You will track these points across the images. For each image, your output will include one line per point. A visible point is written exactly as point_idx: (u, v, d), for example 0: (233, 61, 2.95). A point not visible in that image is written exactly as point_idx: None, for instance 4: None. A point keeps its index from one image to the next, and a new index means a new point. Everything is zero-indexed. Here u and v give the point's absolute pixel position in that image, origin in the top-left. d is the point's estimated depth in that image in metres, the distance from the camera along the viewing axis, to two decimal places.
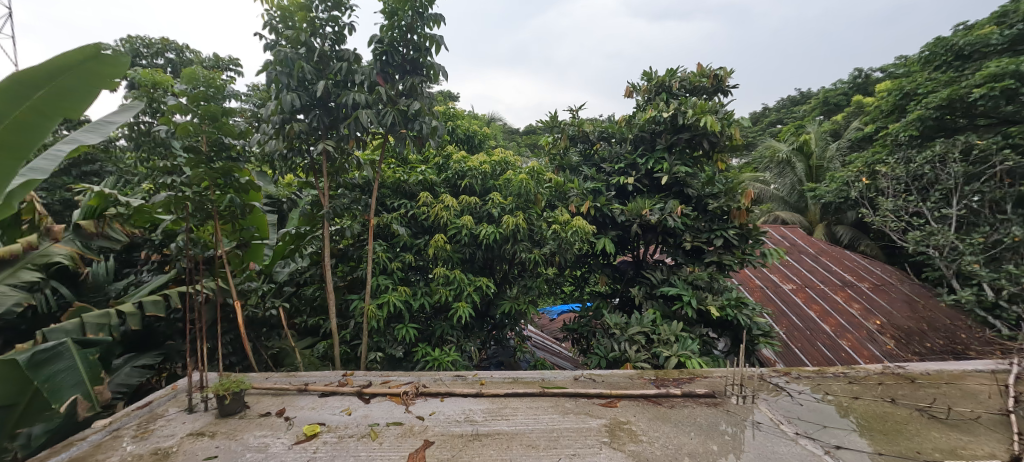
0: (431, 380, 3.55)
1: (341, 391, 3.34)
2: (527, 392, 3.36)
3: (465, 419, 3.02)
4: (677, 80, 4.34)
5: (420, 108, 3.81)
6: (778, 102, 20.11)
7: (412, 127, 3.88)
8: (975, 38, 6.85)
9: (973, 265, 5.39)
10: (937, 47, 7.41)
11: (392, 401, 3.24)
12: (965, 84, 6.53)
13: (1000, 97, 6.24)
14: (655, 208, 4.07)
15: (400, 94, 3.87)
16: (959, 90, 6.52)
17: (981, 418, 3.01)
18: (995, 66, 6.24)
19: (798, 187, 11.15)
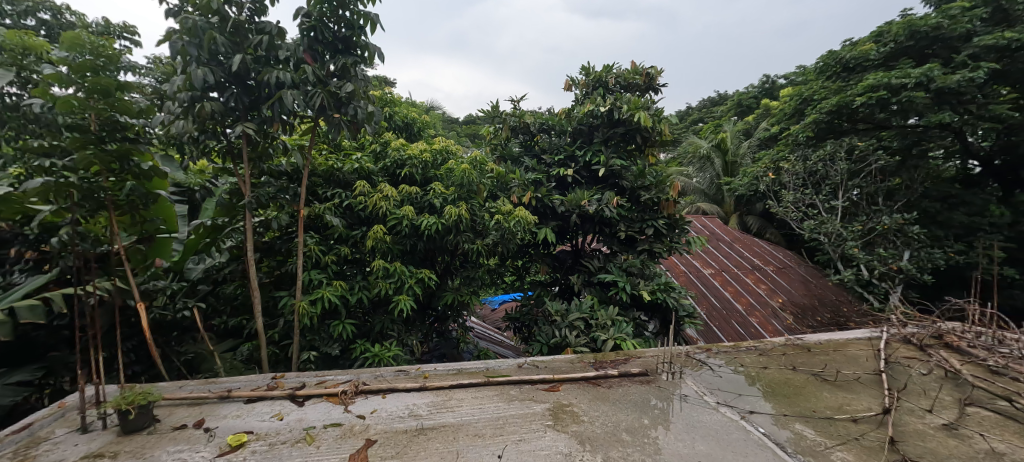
0: (372, 376, 3.41)
1: (271, 395, 3.10)
2: (472, 382, 3.36)
3: (409, 414, 2.95)
4: (612, 76, 4.56)
5: (354, 90, 3.60)
6: (700, 102, 21.93)
7: (346, 111, 3.65)
8: (858, 53, 7.90)
9: (853, 249, 6.32)
10: (829, 59, 8.43)
11: (329, 402, 3.08)
12: (850, 92, 7.47)
13: (875, 105, 7.22)
14: (593, 199, 4.20)
15: (333, 75, 3.65)
16: (845, 98, 7.49)
17: (860, 378, 3.57)
18: (873, 78, 7.18)
19: (717, 181, 12.30)
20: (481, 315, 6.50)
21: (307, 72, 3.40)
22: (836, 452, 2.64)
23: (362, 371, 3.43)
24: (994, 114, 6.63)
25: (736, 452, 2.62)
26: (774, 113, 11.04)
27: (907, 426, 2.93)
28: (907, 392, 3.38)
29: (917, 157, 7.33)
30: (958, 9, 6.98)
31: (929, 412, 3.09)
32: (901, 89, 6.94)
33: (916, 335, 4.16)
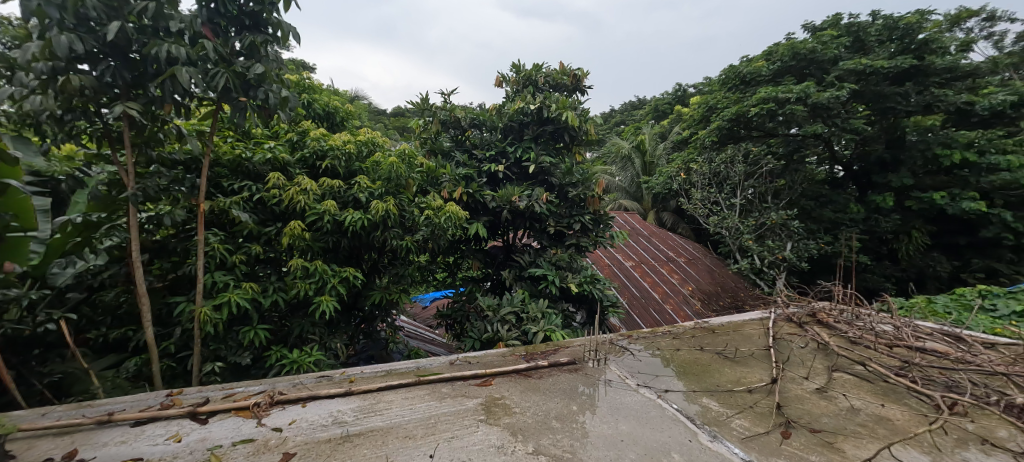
0: (290, 385, 3.11)
1: (166, 415, 2.70)
2: (402, 382, 3.23)
3: (333, 421, 2.74)
4: (541, 75, 4.69)
5: (264, 72, 3.19)
6: (622, 106, 23.49)
7: (254, 95, 3.23)
8: (752, 69, 8.99)
9: (748, 241, 7.30)
10: (730, 72, 9.50)
11: (238, 417, 2.76)
12: (747, 103, 8.46)
13: (766, 116, 8.22)
14: (524, 195, 4.26)
15: (237, 54, 3.23)
16: (742, 108, 8.49)
17: (752, 354, 4.08)
18: (764, 92, 8.19)
19: (637, 180, 13.15)
20: (412, 314, 6.29)
21: (206, 48, 2.94)
22: (735, 419, 2.98)
23: (278, 379, 3.12)
24: (852, 127, 7.88)
25: (654, 428, 2.82)
26: (686, 119, 12.08)
27: (790, 392, 3.40)
28: (790, 363, 3.92)
29: (797, 162, 8.60)
30: (828, 37, 8.15)
31: (806, 379, 3.62)
32: (785, 102, 8.01)
33: (796, 315, 4.84)
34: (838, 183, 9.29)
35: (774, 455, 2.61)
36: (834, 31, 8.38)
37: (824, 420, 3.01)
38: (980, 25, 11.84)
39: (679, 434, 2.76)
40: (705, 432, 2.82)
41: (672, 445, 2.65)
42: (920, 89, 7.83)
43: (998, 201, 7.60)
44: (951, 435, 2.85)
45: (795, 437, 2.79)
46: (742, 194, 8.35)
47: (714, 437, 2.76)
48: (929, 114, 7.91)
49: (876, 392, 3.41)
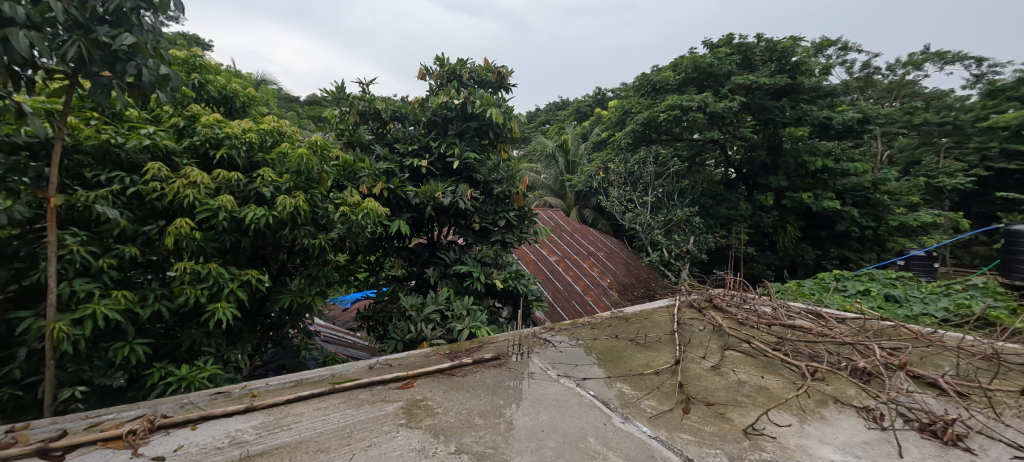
0: (177, 405, 2.70)
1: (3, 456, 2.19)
2: (313, 390, 2.99)
3: (230, 442, 2.42)
4: (466, 70, 4.63)
5: (136, 43, 2.59)
6: (546, 107, 24.29)
7: (123, 71, 2.62)
8: (661, 78, 9.71)
9: (658, 236, 8.16)
10: (643, 80, 10.18)
11: (107, 448, 2.32)
12: (657, 109, 9.13)
13: (673, 121, 8.92)
14: (448, 191, 4.16)
15: (100, 21, 2.57)
16: (653, 114, 9.14)
17: (661, 339, 4.38)
18: (672, 99, 8.87)
19: (561, 177, 13.55)
20: (331, 317, 5.91)
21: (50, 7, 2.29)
22: (644, 400, 3.17)
23: (161, 401, 2.70)
24: (743, 135, 8.83)
25: (572, 415, 2.90)
26: (605, 120, 12.69)
27: (690, 372, 3.69)
28: (690, 345, 4.28)
29: (699, 164, 9.52)
30: (723, 53, 9.01)
31: (703, 358, 3.97)
32: (689, 109, 8.79)
33: (696, 300, 5.31)
34: (731, 184, 10.34)
35: (678, 429, 2.80)
36: (727, 48, 9.27)
37: (719, 394, 3.31)
38: (836, 52, 13.89)
39: (595, 419, 2.87)
40: (618, 414, 2.95)
41: (589, 430, 2.73)
42: (794, 104, 8.96)
43: (849, 200, 9.08)
44: (813, 397, 3.28)
45: (694, 411, 3.03)
46: (654, 193, 9.03)
47: (626, 419, 2.90)
48: (800, 126, 9.10)
49: (757, 365, 3.84)
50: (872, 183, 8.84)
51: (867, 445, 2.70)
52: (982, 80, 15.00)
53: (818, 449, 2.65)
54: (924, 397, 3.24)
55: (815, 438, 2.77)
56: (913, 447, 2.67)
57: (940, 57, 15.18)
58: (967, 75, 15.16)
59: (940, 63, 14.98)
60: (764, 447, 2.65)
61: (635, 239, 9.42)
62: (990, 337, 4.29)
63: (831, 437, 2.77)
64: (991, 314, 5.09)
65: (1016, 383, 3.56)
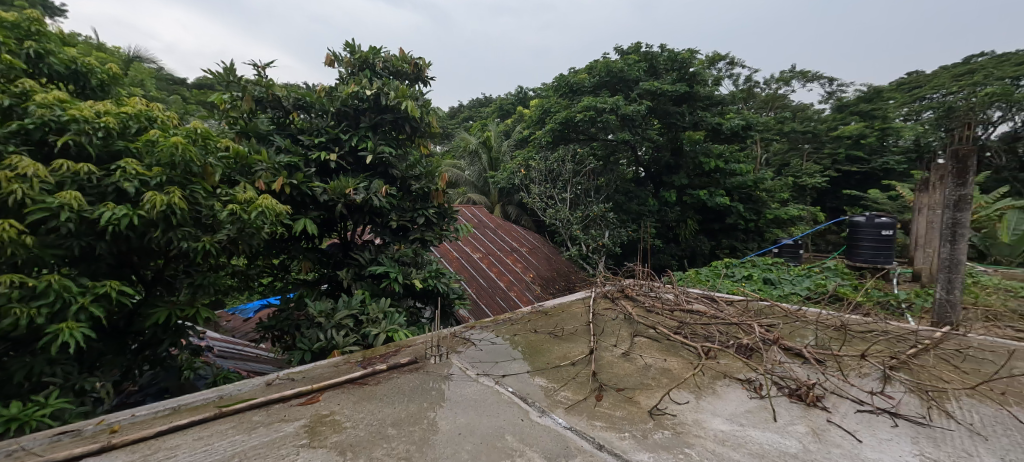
0: (3, 454, 2.19)
1: None
2: (194, 416, 2.62)
3: None
4: (379, 59, 4.37)
5: None
6: (469, 103, 24.20)
7: None
8: (577, 80, 10.05)
9: (577, 231, 8.62)
10: (560, 81, 10.45)
11: None
12: (574, 110, 9.44)
13: (588, 121, 9.29)
14: (360, 188, 3.88)
15: None
16: (571, 114, 9.43)
17: (577, 330, 4.50)
18: (588, 101, 9.23)
19: (484, 174, 13.49)
20: (227, 328, 5.27)
21: None
22: (561, 392, 3.20)
23: None
24: (650, 137, 9.42)
25: (490, 414, 2.84)
26: (526, 118, 12.83)
27: (603, 360, 3.82)
28: (604, 334, 4.44)
29: (613, 163, 9.99)
30: (632, 60, 9.55)
31: (614, 346, 4.13)
32: (602, 111, 9.19)
33: (610, 291, 5.55)
34: (640, 182, 10.83)
35: (592, 417, 2.86)
36: (635, 55, 9.84)
37: (629, 379, 3.45)
38: (725, 66, 15.41)
39: (513, 416, 2.84)
40: (535, 409, 2.94)
41: (505, 428, 2.69)
42: (692, 110, 9.79)
43: (737, 197, 10.12)
44: (707, 375, 3.55)
45: (606, 398, 3.12)
46: (572, 190, 9.35)
47: (542, 413, 2.90)
48: (697, 130, 9.93)
49: (661, 349, 4.08)
50: (754, 182, 9.96)
51: (750, 413, 2.96)
52: (833, 97, 17.63)
53: (710, 422, 2.85)
54: (794, 367, 3.65)
55: (708, 412, 2.98)
56: (784, 411, 2.99)
57: (804, 75, 17.51)
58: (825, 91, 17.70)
59: (805, 81, 17.32)
60: (665, 425, 2.79)
61: (556, 234, 9.68)
62: (842, 311, 4.98)
63: (722, 410, 3.00)
64: (842, 293, 5.88)
65: (861, 348, 4.16)
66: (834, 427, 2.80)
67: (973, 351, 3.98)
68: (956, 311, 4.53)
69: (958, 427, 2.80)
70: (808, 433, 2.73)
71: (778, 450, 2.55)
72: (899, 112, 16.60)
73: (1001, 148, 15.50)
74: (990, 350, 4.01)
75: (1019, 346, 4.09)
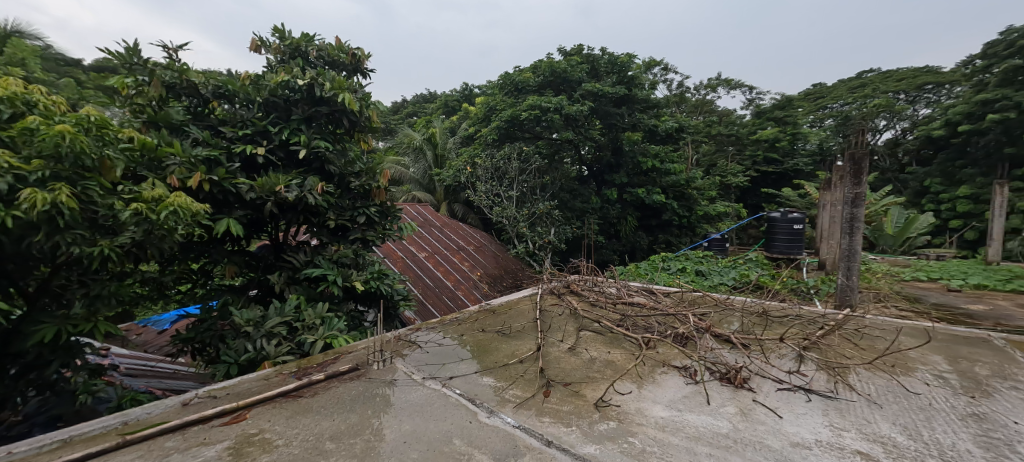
0: None
1: None
2: (92, 447, 2.28)
3: None
4: (313, 47, 4.09)
5: None
6: (413, 99, 23.66)
7: None
8: (522, 78, 10.07)
9: (523, 228, 8.68)
10: (506, 78, 10.43)
11: None
12: (519, 108, 9.45)
13: (534, 120, 9.34)
14: (293, 185, 3.59)
15: None
16: (516, 112, 9.43)
17: (525, 327, 4.47)
18: (533, 100, 9.27)
19: (429, 172, 13.12)
20: (139, 342, 4.72)
21: None
22: (509, 390, 3.15)
23: None
24: (593, 136, 9.63)
25: (436, 419, 2.73)
26: (471, 116, 12.69)
27: (550, 355, 3.82)
28: (551, 330, 4.45)
29: (558, 162, 10.12)
30: (575, 61, 9.72)
31: (561, 341, 4.14)
32: (547, 110, 9.28)
33: (556, 287, 5.58)
34: (583, 180, 11.03)
35: (541, 414, 2.83)
36: (578, 57, 10.02)
37: (575, 373, 3.46)
38: (660, 71, 16.13)
39: (460, 418, 2.74)
40: (483, 409, 2.86)
41: (453, 432, 2.59)
42: (631, 112, 10.15)
43: (672, 195, 10.64)
44: (648, 364, 3.65)
45: (554, 394, 3.11)
46: (518, 188, 9.38)
47: (491, 413, 2.82)
48: (636, 131, 10.28)
49: (605, 341, 4.15)
50: (686, 181, 10.52)
51: (687, 398, 3.06)
52: (754, 104, 19.06)
53: (651, 410, 2.92)
54: (723, 353, 3.83)
55: (649, 400, 3.04)
56: (716, 395, 3.12)
57: (728, 83, 18.76)
58: (748, 97, 19.07)
59: (730, 88, 18.56)
60: (610, 416, 2.81)
61: (503, 232, 9.66)
62: (764, 299, 5.35)
63: (661, 397, 3.09)
64: (762, 284, 6.33)
65: (780, 332, 4.46)
66: (760, 406, 2.97)
67: (870, 330, 4.43)
68: (853, 295, 5.02)
69: (858, 399, 3.04)
70: (737, 413, 2.87)
71: (712, 432, 2.65)
72: (807, 119, 18.33)
73: (885, 151, 17.86)
74: (882, 329, 4.48)
75: (904, 325, 4.59)
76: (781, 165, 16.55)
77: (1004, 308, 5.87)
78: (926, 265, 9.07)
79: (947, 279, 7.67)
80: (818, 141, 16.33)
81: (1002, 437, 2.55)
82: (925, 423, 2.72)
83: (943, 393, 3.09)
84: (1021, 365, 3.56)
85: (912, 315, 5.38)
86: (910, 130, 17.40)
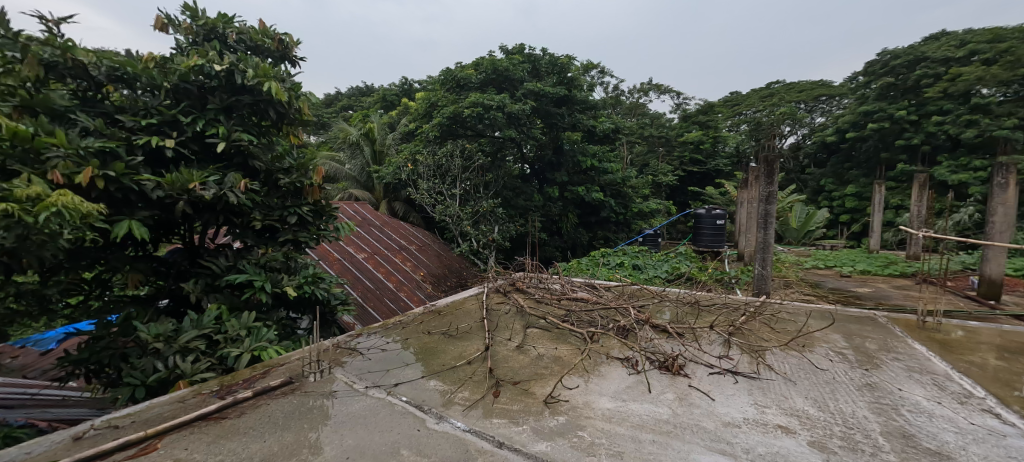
0: None
1: None
2: None
3: None
4: (232, 29, 3.70)
5: None
6: (347, 93, 22.66)
7: None
8: (465, 74, 9.88)
9: (467, 227, 8.54)
10: (447, 74, 10.20)
11: None
12: (462, 105, 9.27)
13: (476, 117, 9.21)
14: (210, 182, 3.21)
15: None
16: (459, 108, 9.24)
17: (471, 328, 4.35)
18: (475, 97, 9.12)
19: (367, 168, 12.63)
20: (16, 365, 4.03)
21: None
22: (458, 393, 3.01)
23: None
24: (536, 135, 9.66)
25: (382, 430, 2.54)
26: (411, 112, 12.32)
27: (498, 354, 3.72)
28: (498, 329, 4.35)
29: (501, 160, 10.06)
30: (518, 60, 9.71)
31: (509, 340, 4.06)
32: (490, 108, 9.19)
33: (501, 285, 5.50)
34: (525, 177, 10.82)
35: (491, 415, 2.72)
36: (520, 55, 10.01)
37: (524, 371, 3.39)
38: (597, 74, 16.56)
39: (408, 427, 2.57)
40: (432, 415, 2.71)
41: (401, 442, 2.42)
42: (571, 112, 10.29)
43: (610, 193, 10.96)
44: (592, 357, 3.67)
45: (504, 393, 3.01)
46: (461, 186, 9.21)
47: (440, 418, 2.68)
48: (576, 130, 10.45)
49: (552, 337, 4.13)
50: (622, 180, 10.89)
51: (631, 389, 3.09)
52: (681, 108, 20.22)
53: (598, 402, 2.91)
54: (660, 342, 3.93)
55: (596, 393, 3.04)
56: (657, 383, 3.18)
57: (660, 87, 19.71)
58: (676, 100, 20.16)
59: (660, 92, 19.54)
60: (560, 411, 2.76)
61: (446, 230, 9.44)
62: (694, 290, 5.60)
63: (607, 389, 3.09)
64: (693, 276, 6.67)
65: (709, 320, 4.68)
66: (695, 390, 3.06)
67: (782, 315, 4.77)
68: (768, 283, 5.37)
69: (776, 377, 3.23)
70: (675, 399, 2.94)
71: (655, 419, 2.68)
72: (727, 122, 19.73)
73: (789, 154, 19.71)
74: (792, 313, 4.85)
75: (811, 308, 4.99)
76: (705, 165, 17.66)
77: (883, 289, 6.63)
78: (824, 254, 10.05)
79: (839, 266, 8.54)
80: (736, 144, 17.66)
81: (890, 402, 2.81)
82: (831, 395, 2.92)
83: (842, 367, 3.36)
84: (899, 338, 3.98)
85: (814, 299, 5.92)
86: (808, 136, 19.13)
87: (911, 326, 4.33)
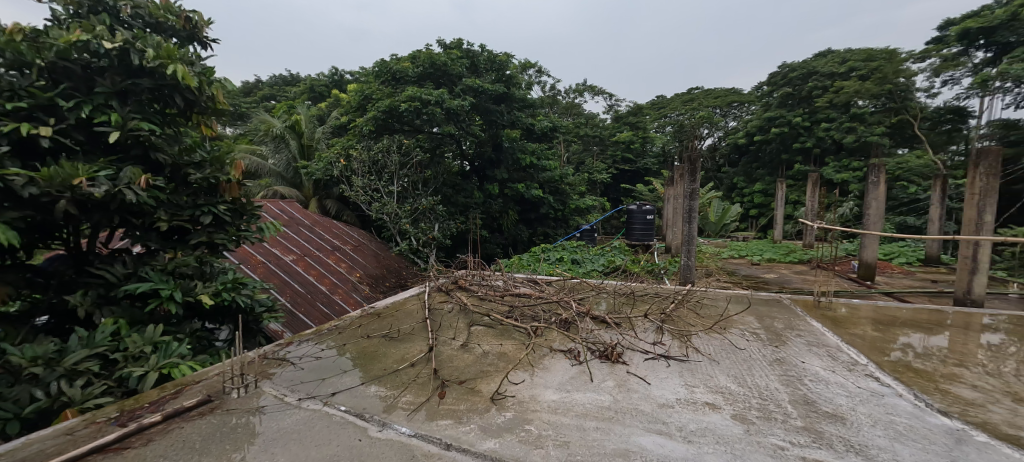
0: None
1: None
2: None
3: None
4: (127, 2, 3.24)
5: None
6: (271, 83, 21.13)
7: None
8: (400, 67, 9.53)
9: (405, 225, 8.24)
10: (381, 66, 9.78)
11: None
12: (397, 98, 8.93)
13: (413, 112, 8.91)
14: (100, 177, 2.78)
15: None
16: (394, 102, 8.89)
17: (413, 329, 4.16)
18: (411, 91, 8.82)
19: (293, 164, 11.86)
20: None
21: None
22: (402, 397, 2.85)
23: None
24: (474, 132, 9.53)
25: (318, 444, 2.32)
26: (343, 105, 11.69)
27: (442, 354, 3.58)
28: (441, 328, 4.20)
29: (439, 156, 9.83)
30: (455, 55, 9.51)
31: (453, 339, 3.93)
32: (427, 103, 8.94)
33: (443, 284, 5.34)
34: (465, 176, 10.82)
35: (437, 417, 2.59)
36: (457, 50, 9.81)
37: (468, 370, 3.28)
38: (533, 72, 16.71)
39: (347, 438, 2.37)
40: (374, 423, 2.53)
41: (341, 455, 2.23)
42: (509, 109, 10.27)
43: (548, 190, 11.09)
44: (536, 351, 3.63)
45: (449, 394, 2.89)
46: (398, 183, 8.87)
47: (383, 425, 2.50)
48: (514, 128, 10.44)
49: (496, 334, 4.05)
50: (559, 177, 11.06)
51: (574, 380, 3.08)
52: (613, 109, 20.99)
53: (544, 395, 2.87)
54: (600, 333, 3.99)
55: (541, 386, 3.00)
56: (599, 372, 3.20)
57: (592, 89, 20.28)
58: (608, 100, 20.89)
59: (592, 93, 20.12)
60: (506, 407, 2.69)
61: (383, 228, 9.07)
62: (628, 281, 5.78)
63: (551, 381, 3.06)
64: (628, 268, 6.90)
65: (644, 309, 4.83)
66: (633, 376, 3.12)
67: (704, 301, 5.04)
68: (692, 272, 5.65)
69: (702, 358, 3.37)
70: (616, 386, 2.97)
71: (598, 406, 2.69)
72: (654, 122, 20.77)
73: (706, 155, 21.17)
74: (714, 299, 5.15)
75: (730, 293, 5.31)
76: (634, 164, 18.52)
77: (784, 275, 7.27)
78: (739, 245, 10.86)
79: (749, 255, 9.27)
80: (662, 143, 18.63)
81: (796, 374, 3.02)
82: (749, 371, 3.09)
83: (757, 345, 3.58)
84: (800, 317, 4.33)
85: (731, 285, 6.37)
86: (723, 138, 20.56)
87: (808, 305, 4.74)
